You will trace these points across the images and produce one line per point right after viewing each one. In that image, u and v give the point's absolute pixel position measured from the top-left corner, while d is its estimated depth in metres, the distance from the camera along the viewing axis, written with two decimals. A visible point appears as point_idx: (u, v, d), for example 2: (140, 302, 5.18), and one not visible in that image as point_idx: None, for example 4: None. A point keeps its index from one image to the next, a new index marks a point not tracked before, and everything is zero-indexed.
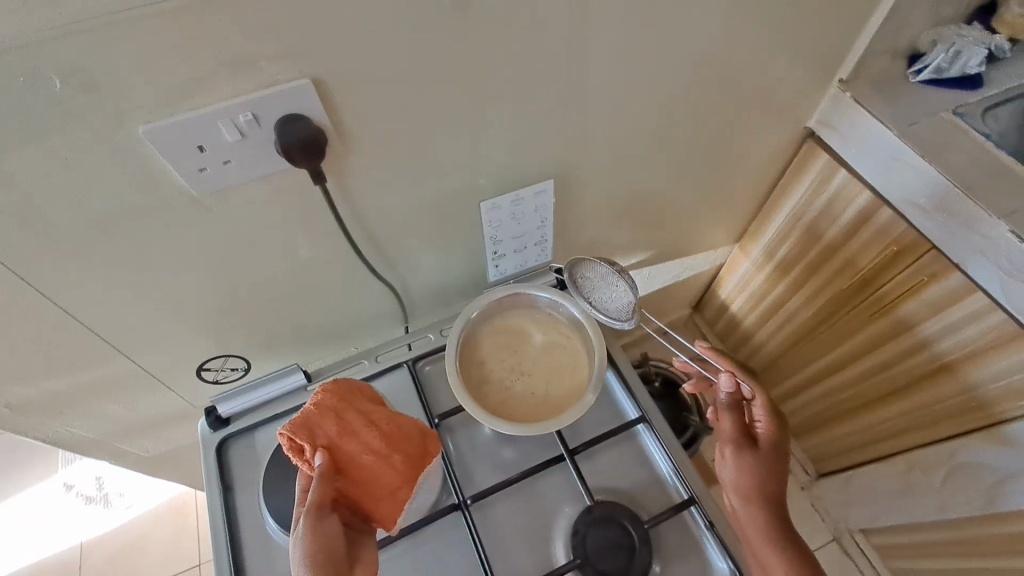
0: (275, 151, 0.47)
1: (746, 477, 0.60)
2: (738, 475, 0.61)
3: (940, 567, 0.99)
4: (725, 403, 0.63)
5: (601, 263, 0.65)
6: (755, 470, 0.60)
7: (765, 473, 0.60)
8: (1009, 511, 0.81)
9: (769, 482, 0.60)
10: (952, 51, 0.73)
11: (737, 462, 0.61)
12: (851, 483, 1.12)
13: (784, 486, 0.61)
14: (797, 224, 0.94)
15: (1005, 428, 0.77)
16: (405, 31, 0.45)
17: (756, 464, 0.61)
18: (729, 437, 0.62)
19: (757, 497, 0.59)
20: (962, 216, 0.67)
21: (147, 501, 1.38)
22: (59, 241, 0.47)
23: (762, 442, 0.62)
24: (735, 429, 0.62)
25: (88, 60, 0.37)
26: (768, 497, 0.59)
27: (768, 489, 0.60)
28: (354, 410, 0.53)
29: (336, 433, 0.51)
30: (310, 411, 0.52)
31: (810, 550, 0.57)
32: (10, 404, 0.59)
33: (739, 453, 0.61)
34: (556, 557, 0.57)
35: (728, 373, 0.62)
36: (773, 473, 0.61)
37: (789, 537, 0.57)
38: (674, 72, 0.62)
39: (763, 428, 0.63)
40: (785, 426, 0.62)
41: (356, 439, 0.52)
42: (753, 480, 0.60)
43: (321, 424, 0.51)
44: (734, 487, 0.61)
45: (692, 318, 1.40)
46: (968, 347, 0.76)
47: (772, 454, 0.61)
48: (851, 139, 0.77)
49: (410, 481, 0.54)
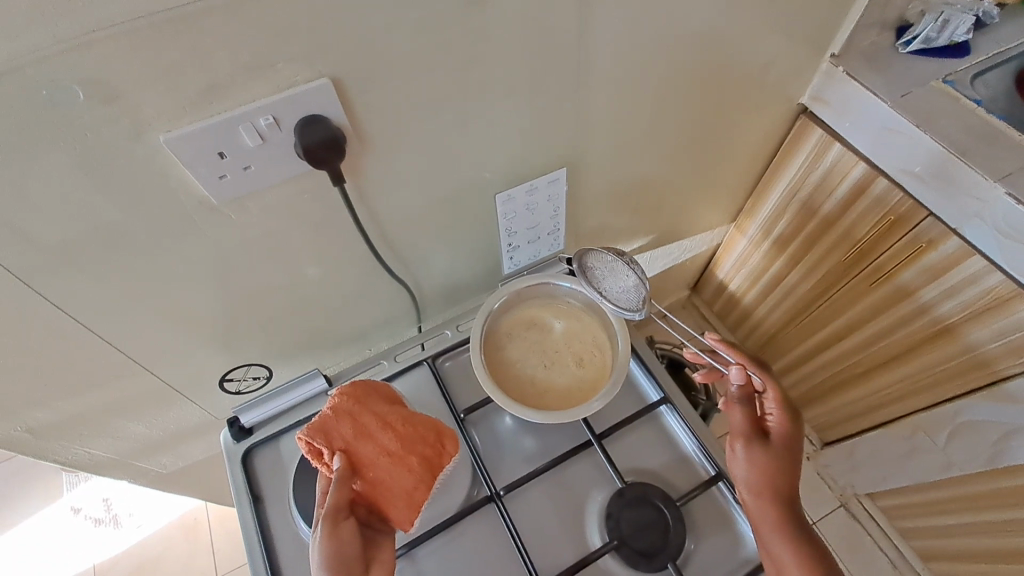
0: (295, 153, 0.47)
1: (758, 473, 0.57)
2: (750, 470, 0.58)
3: (947, 524, 1.02)
4: (736, 395, 0.60)
5: (606, 253, 0.63)
6: (767, 465, 0.58)
7: (777, 469, 0.58)
8: (1013, 464, 0.84)
9: (781, 478, 0.57)
10: (941, 19, 0.75)
11: (748, 457, 0.58)
12: (856, 450, 1.15)
13: (796, 483, 0.58)
14: (793, 200, 0.95)
15: (1006, 385, 0.80)
16: (420, 26, 0.44)
17: (768, 458, 0.58)
18: (740, 431, 0.60)
19: (769, 493, 0.56)
20: (958, 181, 0.69)
21: (157, 519, 1.38)
22: (80, 257, 0.46)
23: (774, 435, 0.60)
24: (746, 423, 0.60)
25: (105, 70, 0.37)
26: (780, 493, 0.57)
27: (780, 485, 0.57)
28: (369, 412, 0.53)
29: (352, 436, 0.51)
30: (327, 415, 0.52)
31: (826, 551, 0.54)
32: (30, 428, 0.59)
33: (749, 448, 0.59)
34: (591, 541, 0.58)
35: (739, 365, 0.60)
36: (785, 467, 0.58)
37: (804, 536, 0.54)
38: (679, 54, 0.62)
39: (776, 421, 0.60)
40: (798, 421, 0.60)
41: (373, 442, 0.52)
42: (765, 476, 0.57)
43: (337, 426, 0.52)
44: (744, 483, 0.58)
45: (690, 298, 1.42)
46: (967, 310, 0.78)
47: (785, 448, 0.59)
48: (845, 112, 0.78)
49: (426, 483, 0.53)
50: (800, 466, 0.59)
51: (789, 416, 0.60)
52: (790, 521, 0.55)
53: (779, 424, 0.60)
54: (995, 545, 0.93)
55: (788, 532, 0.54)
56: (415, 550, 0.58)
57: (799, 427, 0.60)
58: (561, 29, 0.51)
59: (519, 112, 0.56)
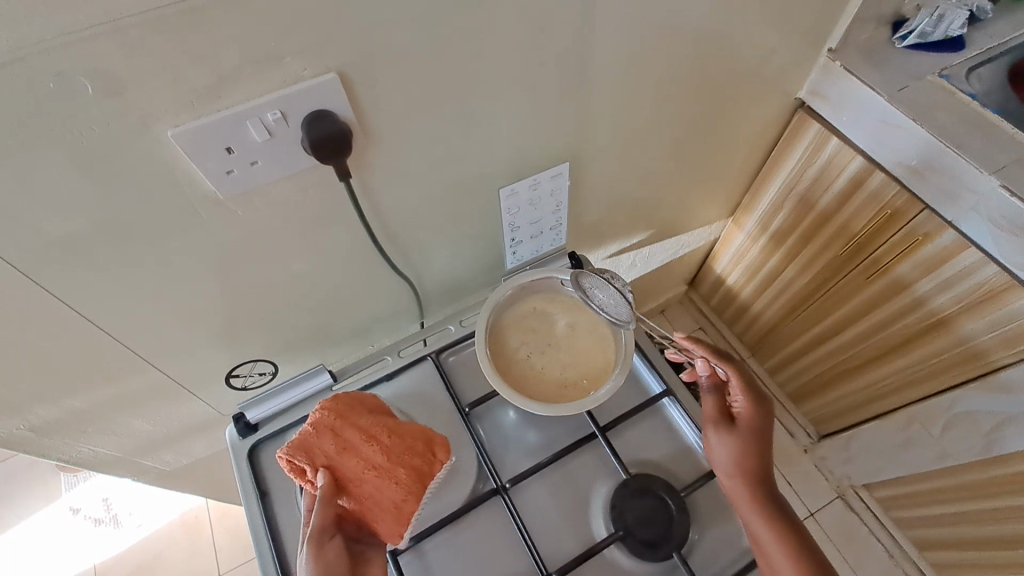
0: (302, 148, 0.47)
1: (731, 456, 0.59)
2: (726, 456, 0.59)
3: (942, 513, 1.03)
4: (705, 385, 0.64)
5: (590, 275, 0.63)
6: (741, 448, 0.59)
7: (751, 450, 0.59)
8: (1008, 453, 0.85)
9: (752, 459, 0.59)
10: (936, 15, 0.76)
11: (721, 442, 0.60)
12: (853, 441, 1.16)
13: (767, 464, 0.59)
14: (790, 195, 0.96)
15: (999, 375, 0.81)
16: (425, 20, 0.44)
17: (742, 442, 0.60)
18: (711, 418, 0.62)
19: (744, 475, 0.58)
20: (953, 174, 0.69)
21: (158, 518, 1.38)
22: (85, 251, 0.46)
23: (743, 420, 0.62)
24: (716, 410, 0.62)
25: (113, 64, 0.37)
26: (754, 474, 0.58)
27: (753, 466, 0.58)
28: (353, 426, 0.54)
29: (335, 451, 0.52)
30: (308, 432, 0.53)
31: (799, 526, 0.56)
32: (34, 426, 0.59)
33: (720, 433, 0.60)
34: (596, 532, 0.59)
35: (704, 357, 0.63)
36: (758, 448, 0.60)
37: (778, 513, 0.56)
38: (680, 48, 0.62)
39: (743, 406, 0.62)
40: (763, 405, 0.62)
41: (356, 456, 0.52)
42: (741, 458, 0.58)
43: (320, 443, 0.52)
44: (721, 469, 0.59)
45: (688, 293, 1.43)
46: (962, 302, 0.79)
47: (754, 430, 0.61)
48: (842, 107, 0.79)
49: (416, 494, 0.53)
50: (769, 448, 0.61)
51: (755, 399, 0.62)
52: (768, 501, 0.57)
53: (746, 407, 0.62)
54: (989, 533, 0.95)
55: (768, 513, 0.56)
56: (421, 543, 0.58)
57: (765, 408, 0.63)
58: (564, 22, 0.51)
59: (522, 106, 0.57)
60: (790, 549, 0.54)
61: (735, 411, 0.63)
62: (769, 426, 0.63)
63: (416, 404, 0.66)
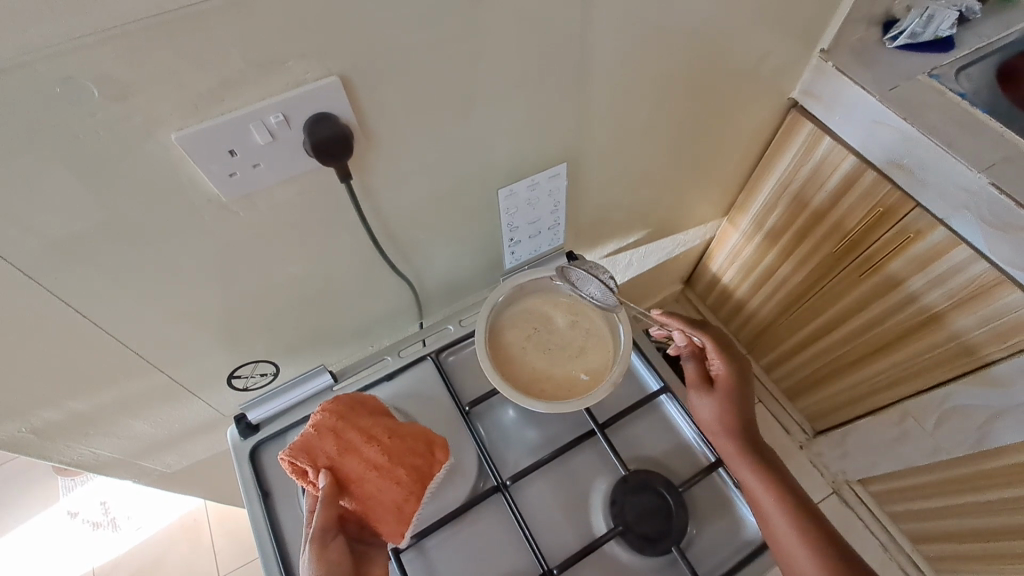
0: (303, 150, 0.48)
1: (716, 417, 0.61)
2: (710, 420, 0.62)
3: (936, 506, 1.05)
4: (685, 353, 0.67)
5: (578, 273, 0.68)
6: (723, 411, 0.62)
7: (733, 410, 0.62)
8: (998, 446, 0.86)
9: (735, 417, 0.61)
10: (926, 15, 0.76)
11: (705, 406, 0.62)
12: (848, 437, 1.17)
13: (750, 419, 0.62)
14: (784, 193, 0.97)
15: (990, 370, 0.82)
16: (425, 24, 0.45)
17: (722, 403, 0.62)
18: (693, 384, 0.64)
19: (729, 433, 0.60)
20: (943, 172, 0.71)
21: (156, 521, 1.38)
22: (90, 254, 0.46)
23: (723, 381, 0.63)
24: (698, 375, 0.65)
25: (118, 68, 0.37)
26: (738, 431, 0.60)
27: (736, 424, 0.61)
28: (353, 427, 0.54)
29: (336, 452, 0.53)
30: (310, 434, 0.53)
31: (788, 475, 0.58)
32: (36, 429, 0.59)
33: (704, 397, 0.63)
34: (596, 528, 0.59)
35: (679, 328, 0.66)
36: (740, 405, 0.62)
37: (767, 464, 0.58)
38: (676, 49, 0.63)
39: (721, 366, 0.64)
40: (739, 362, 0.64)
41: (358, 457, 0.53)
42: (723, 420, 0.61)
43: (320, 444, 0.53)
44: (707, 430, 0.62)
45: (684, 292, 1.45)
46: (953, 298, 0.80)
47: (734, 389, 0.63)
48: (835, 107, 0.80)
49: (417, 493, 0.54)
50: (751, 403, 0.63)
51: (730, 357, 0.64)
52: (756, 457, 0.59)
53: (722, 368, 0.64)
54: (982, 525, 0.96)
55: (755, 467, 0.58)
56: (423, 541, 0.59)
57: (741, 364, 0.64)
58: (564, 23, 0.51)
59: (521, 107, 0.57)
60: (782, 500, 0.56)
61: (716, 373, 0.65)
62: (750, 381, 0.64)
63: (417, 403, 0.66)
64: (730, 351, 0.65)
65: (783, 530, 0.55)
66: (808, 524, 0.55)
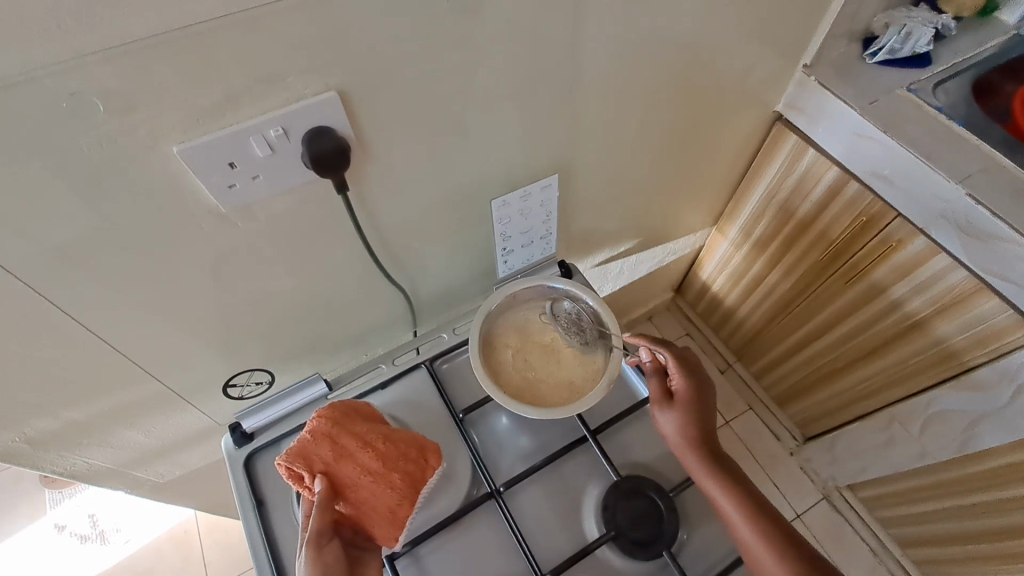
0: (302, 163, 0.49)
1: (681, 427, 0.61)
2: (672, 431, 0.61)
3: (924, 509, 1.06)
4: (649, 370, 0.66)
5: (564, 296, 0.69)
6: (689, 434, 0.61)
7: (699, 430, 0.61)
8: (981, 449, 0.88)
9: (698, 427, 0.61)
10: (903, 32, 0.80)
11: (670, 417, 0.62)
12: (836, 443, 1.19)
13: (712, 429, 0.62)
14: (771, 203, 0.99)
15: (970, 375, 0.83)
16: (421, 42, 0.46)
17: (683, 416, 0.62)
18: (656, 397, 0.64)
19: (693, 444, 0.60)
20: (921, 182, 0.73)
21: (145, 534, 1.37)
22: (88, 263, 0.47)
23: (684, 394, 0.63)
24: (660, 390, 0.64)
25: (125, 84, 0.38)
26: (704, 441, 0.60)
27: (701, 433, 0.61)
28: (348, 433, 0.55)
29: (332, 458, 0.53)
30: (305, 439, 0.54)
31: (753, 485, 0.58)
32: (29, 439, 0.59)
33: (667, 409, 0.63)
34: (589, 533, 0.60)
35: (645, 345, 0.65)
36: (702, 416, 0.62)
37: (731, 474, 0.59)
38: (662, 65, 0.65)
39: (682, 381, 0.64)
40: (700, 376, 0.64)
41: (353, 463, 0.53)
42: (687, 444, 0.60)
43: (316, 450, 0.53)
44: (671, 439, 0.61)
45: (676, 300, 1.48)
46: (935, 305, 0.82)
47: (696, 403, 0.63)
48: (818, 119, 0.82)
49: (410, 498, 0.54)
50: (710, 413, 0.63)
51: (691, 373, 0.64)
52: (720, 468, 0.59)
53: (682, 382, 0.63)
54: (970, 527, 0.98)
55: (720, 477, 0.58)
56: (418, 547, 0.59)
57: (701, 380, 0.64)
58: (556, 39, 0.53)
59: (514, 121, 0.59)
60: (748, 512, 0.56)
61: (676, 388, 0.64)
62: (710, 394, 0.64)
63: (412, 410, 0.67)
64: (692, 368, 0.65)
65: (751, 540, 0.55)
66: (786, 546, 0.54)
